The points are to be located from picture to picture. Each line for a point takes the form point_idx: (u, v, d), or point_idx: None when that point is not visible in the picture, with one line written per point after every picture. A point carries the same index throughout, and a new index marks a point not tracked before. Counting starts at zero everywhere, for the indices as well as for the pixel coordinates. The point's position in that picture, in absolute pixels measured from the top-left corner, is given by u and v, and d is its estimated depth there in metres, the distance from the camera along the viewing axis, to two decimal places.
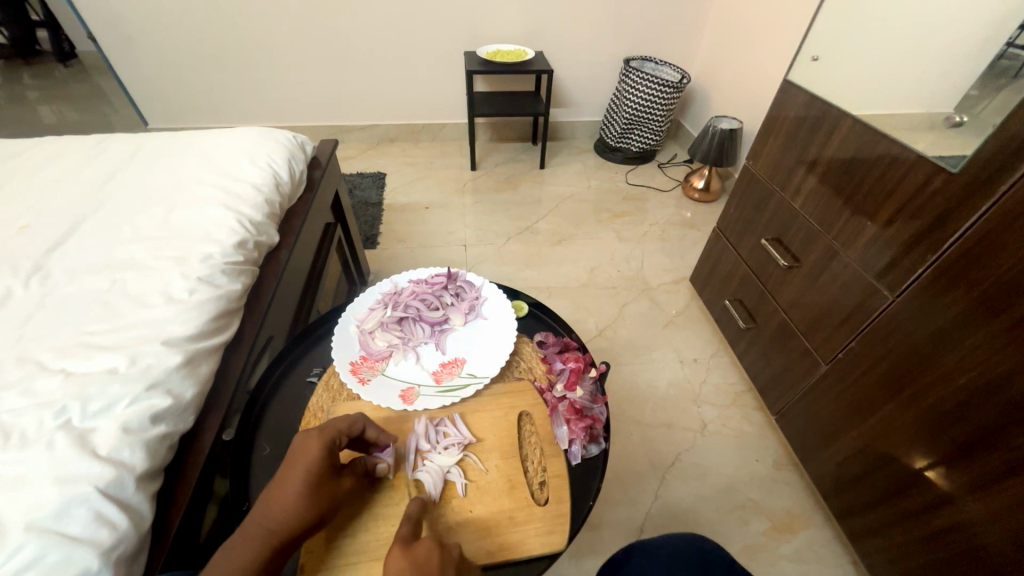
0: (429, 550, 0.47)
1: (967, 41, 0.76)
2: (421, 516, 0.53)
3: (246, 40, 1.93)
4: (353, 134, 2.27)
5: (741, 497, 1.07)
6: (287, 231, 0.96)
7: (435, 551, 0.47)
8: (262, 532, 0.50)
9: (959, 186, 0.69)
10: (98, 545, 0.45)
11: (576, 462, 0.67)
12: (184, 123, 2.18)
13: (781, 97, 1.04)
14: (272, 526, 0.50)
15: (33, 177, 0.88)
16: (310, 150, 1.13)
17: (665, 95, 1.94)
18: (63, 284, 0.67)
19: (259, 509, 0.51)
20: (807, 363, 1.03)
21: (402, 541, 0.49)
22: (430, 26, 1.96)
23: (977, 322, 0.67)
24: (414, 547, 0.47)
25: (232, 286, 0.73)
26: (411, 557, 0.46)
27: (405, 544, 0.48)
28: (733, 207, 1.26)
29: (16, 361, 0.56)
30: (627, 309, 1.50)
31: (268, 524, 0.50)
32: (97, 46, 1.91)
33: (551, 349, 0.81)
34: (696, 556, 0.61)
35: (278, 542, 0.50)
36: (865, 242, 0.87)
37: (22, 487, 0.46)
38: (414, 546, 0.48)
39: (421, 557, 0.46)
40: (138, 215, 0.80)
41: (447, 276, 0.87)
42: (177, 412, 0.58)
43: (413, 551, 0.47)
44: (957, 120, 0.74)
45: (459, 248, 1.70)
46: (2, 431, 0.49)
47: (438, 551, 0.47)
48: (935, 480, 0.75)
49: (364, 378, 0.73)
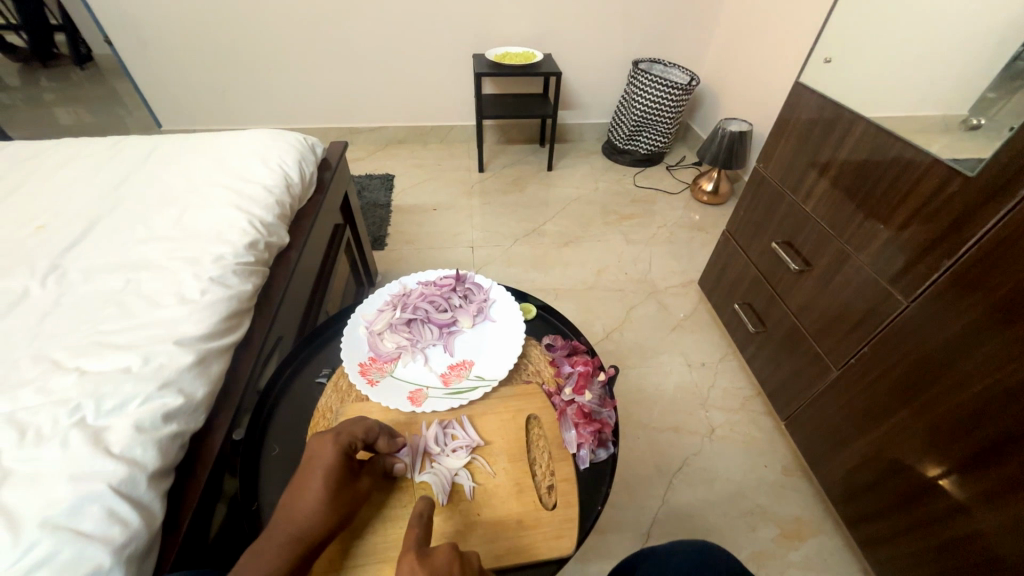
0: (449, 560, 0.46)
1: (981, 42, 0.75)
2: (431, 514, 0.53)
3: (257, 43, 1.95)
4: (362, 136, 2.29)
5: (749, 503, 1.06)
6: (297, 232, 0.97)
7: (455, 560, 0.46)
8: (285, 536, 0.50)
9: (976, 190, 0.68)
10: (110, 543, 0.46)
11: (584, 466, 0.66)
12: (196, 125, 2.20)
13: (792, 100, 1.03)
14: (295, 531, 0.50)
15: (50, 178, 0.90)
16: (320, 151, 1.14)
17: (674, 97, 1.94)
18: (79, 283, 0.68)
19: (281, 514, 0.52)
20: (818, 368, 1.02)
21: (417, 546, 0.48)
22: (440, 28, 1.97)
23: (994, 329, 0.66)
24: (431, 555, 0.47)
25: (242, 286, 0.74)
26: (428, 565, 0.46)
27: (420, 552, 0.47)
28: (743, 209, 1.25)
29: (33, 359, 0.57)
30: (634, 311, 1.49)
31: (290, 528, 0.51)
32: (113, 50, 1.95)
33: (559, 352, 0.80)
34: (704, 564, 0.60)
35: (301, 546, 0.50)
36: (879, 246, 0.85)
37: (37, 483, 0.47)
38: (430, 553, 0.47)
39: (440, 567, 0.46)
40: (152, 216, 0.81)
41: (455, 278, 0.87)
42: (188, 411, 0.59)
43: (430, 559, 0.46)
44: (973, 124, 0.73)
45: (467, 249, 1.71)
46: (18, 428, 0.50)
47: (458, 562, 0.47)
48: (949, 489, 0.73)
49: (372, 379, 0.73)
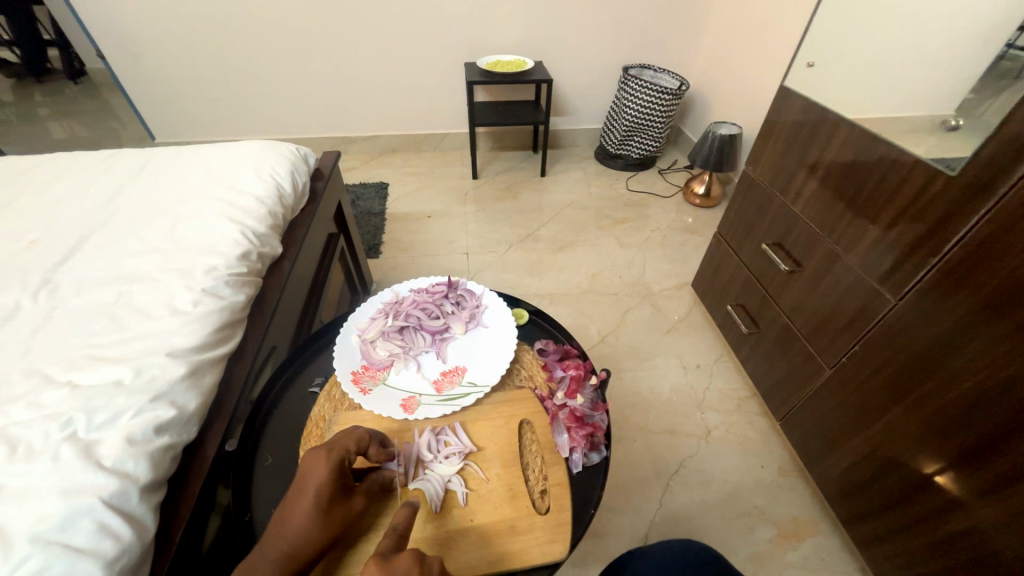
0: (410, 565, 0.46)
1: (965, 43, 0.76)
2: (407, 529, 0.52)
3: (248, 54, 1.96)
4: (355, 145, 2.31)
5: (746, 505, 1.06)
6: (290, 241, 0.98)
7: (415, 567, 0.46)
8: (277, 554, 0.50)
9: (959, 188, 0.69)
10: (102, 556, 0.46)
11: (576, 470, 0.66)
12: (189, 136, 2.21)
13: (778, 103, 1.05)
14: (287, 549, 0.51)
15: (42, 193, 0.90)
16: (312, 162, 1.14)
17: (664, 102, 1.95)
18: (70, 297, 0.68)
19: (274, 532, 0.52)
20: (810, 367, 1.02)
21: (380, 554, 0.48)
22: (431, 37, 1.99)
23: (983, 323, 0.67)
24: (393, 560, 0.46)
25: (235, 297, 0.74)
26: (387, 570, 0.45)
27: (382, 556, 0.47)
28: (733, 212, 1.27)
29: (24, 373, 0.58)
30: (628, 315, 1.50)
31: (282, 546, 0.51)
32: (106, 65, 1.96)
33: (551, 356, 0.81)
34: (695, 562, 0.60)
35: (293, 563, 0.51)
36: (867, 245, 0.86)
37: (29, 496, 0.47)
38: (392, 559, 0.47)
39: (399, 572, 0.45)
40: (144, 228, 0.81)
41: (447, 285, 0.87)
42: (180, 422, 0.59)
43: (392, 564, 0.46)
44: (953, 124, 0.74)
45: (461, 256, 1.71)
46: (8, 443, 0.50)
47: (419, 568, 0.46)
48: (946, 486, 0.74)
49: (365, 387, 0.73)
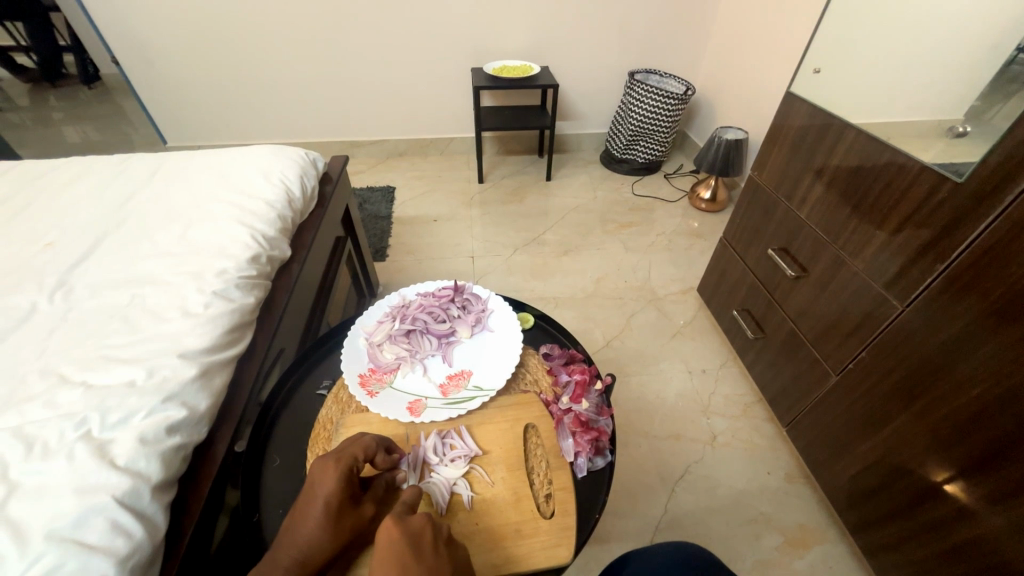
0: (423, 522, 0.50)
1: (972, 50, 0.76)
2: (417, 501, 0.55)
3: (258, 58, 1.99)
4: (363, 149, 2.33)
5: (752, 512, 1.06)
6: (298, 245, 0.99)
7: (428, 525, 0.50)
8: (290, 561, 0.51)
9: (966, 194, 0.69)
10: (114, 554, 0.46)
11: (582, 475, 0.67)
12: (199, 140, 2.24)
13: (784, 109, 1.05)
14: (298, 557, 0.51)
15: (58, 197, 0.92)
16: (321, 167, 1.16)
17: (670, 107, 1.96)
18: (85, 299, 0.70)
19: (285, 540, 0.53)
20: (817, 373, 1.02)
21: (397, 514, 0.51)
22: (438, 42, 2.01)
23: (989, 330, 0.66)
24: (408, 518, 0.50)
25: (245, 299, 0.75)
26: (404, 528, 0.49)
27: (399, 515, 0.51)
28: (739, 217, 1.27)
29: (40, 373, 0.59)
30: (634, 319, 1.50)
31: (294, 553, 0.51)
32: (120, 69, 1.99)
33: (556, 361, 0.81)
34: (690, 565, 0.60)
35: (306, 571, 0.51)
36: (874, 250, 0.86)
37: (44, 494, 0.48)
38: (407, 518, 0.51)
39: (415, 528, 0.49)
40: (157, 232, 0.83)
41: (453, 289, 0.88)
42: (191, 423, 0.60)
43: (406, 523, 0.50)
44: (960, 130, 0.73)
45: (467, 260, 1.72)
46: (25, 441, 0.51)
47: (431, 526, 0.50)
48: (956, 494, 0.73)
49: (372, 391, 0.74)
